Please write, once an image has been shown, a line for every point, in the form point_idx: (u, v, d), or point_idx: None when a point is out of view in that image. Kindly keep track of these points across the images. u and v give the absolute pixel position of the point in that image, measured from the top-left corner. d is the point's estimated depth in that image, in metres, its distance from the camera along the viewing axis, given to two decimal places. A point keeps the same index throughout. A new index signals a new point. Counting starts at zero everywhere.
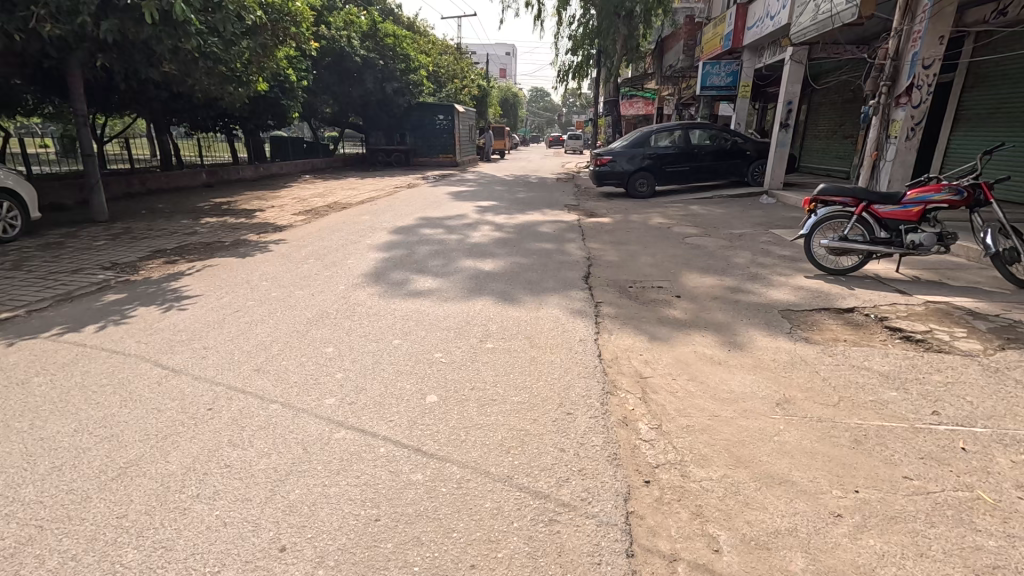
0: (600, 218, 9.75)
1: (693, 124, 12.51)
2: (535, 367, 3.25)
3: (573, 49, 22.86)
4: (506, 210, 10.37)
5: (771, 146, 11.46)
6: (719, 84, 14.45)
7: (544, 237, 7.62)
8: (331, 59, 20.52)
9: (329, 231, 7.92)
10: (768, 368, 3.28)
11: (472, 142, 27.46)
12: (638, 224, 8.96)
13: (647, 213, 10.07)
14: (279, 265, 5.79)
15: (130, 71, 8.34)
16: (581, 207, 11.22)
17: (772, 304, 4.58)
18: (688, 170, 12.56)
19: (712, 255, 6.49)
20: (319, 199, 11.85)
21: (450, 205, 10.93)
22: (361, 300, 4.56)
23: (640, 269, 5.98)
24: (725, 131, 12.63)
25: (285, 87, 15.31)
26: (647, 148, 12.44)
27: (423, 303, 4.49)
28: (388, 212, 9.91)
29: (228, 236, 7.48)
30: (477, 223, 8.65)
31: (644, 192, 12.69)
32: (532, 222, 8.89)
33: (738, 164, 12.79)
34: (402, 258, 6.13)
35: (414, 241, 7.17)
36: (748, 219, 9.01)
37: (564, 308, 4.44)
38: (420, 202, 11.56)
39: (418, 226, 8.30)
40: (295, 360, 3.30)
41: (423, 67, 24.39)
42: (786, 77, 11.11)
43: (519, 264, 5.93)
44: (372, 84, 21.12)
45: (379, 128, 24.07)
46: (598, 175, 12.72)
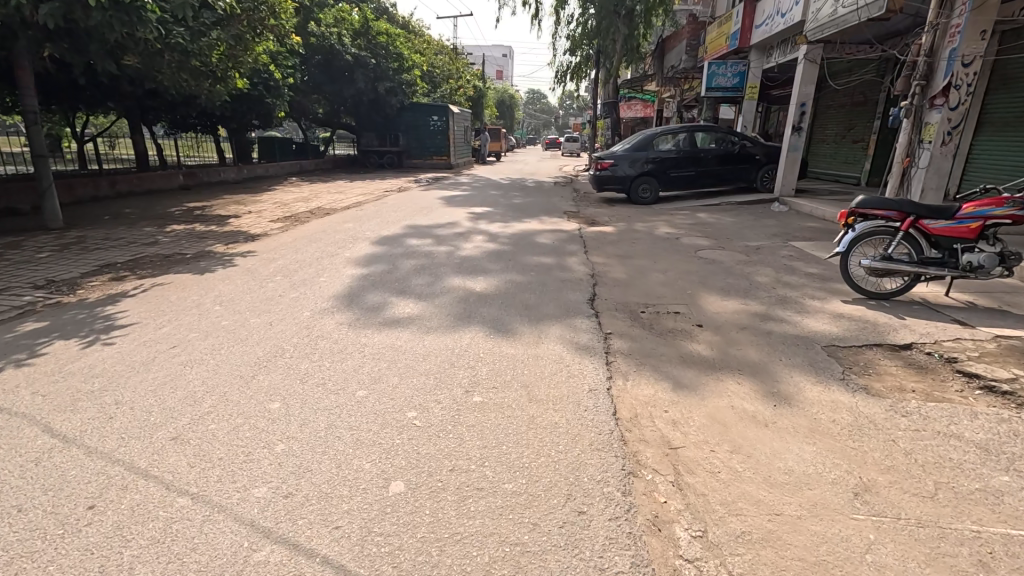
0: (601, 227, 9.08)
1: (698, 126, 11.88)
2: (534, 435, 2.55)
3: (572, 49, 22.24)
4: (501, 217, 9.69)
5: (783, 150, 10.82)
6: (724, 85, 13.81)
7: (543, 248, 6.92)
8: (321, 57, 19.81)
9: (305, 241, 7.20)
10: (830, 434, 2.59)
11: (467, 144, 26.79)
12: (643, 234, 8.30)
13: (652, 222, 9.41)
14: (241, 283, 5.07)
15: (88, 64, 7.60)
16: (580, 214, 10.54)
17: (812, 337, 3.91)
18: (693, 175, 11.92)
19: (730, 272, 5.82)
20: (302, 203, 11.13)
21: (441, 211, 10.25)
22: (327, 331, 3.85)
23: (651, 289, 5.29)
24: (733, 133, 11.97)
25: (270, 85, 14.57)
26: (650, 151, 11.79)
27: (399, 335, 3.78)
28: (374, 219, 9.21)
29: (193, 247, 6.76)
30: (469, 232, 7.96)
31: (647, 198, 12.03)
32: (529, 231, 8.21)
33: (746, 168, 12.10)
34: (383, 275, 5.44)
35: (399, 253, 6.46)
36: (761, 229, 8.36)
37: (567, 343, 3.73)
38: (410, 207, 10.85)
39: (405, 235, 7.59)
40: (228, 422, 2.59)
41: (417, 66, 23.71)
42: (800, 77, 10.46)
43: (514, 282, 5.23)
44: (364, 83, 20.39)
45: (371, 129, 23.34)
46: (599, 179, 12.05)
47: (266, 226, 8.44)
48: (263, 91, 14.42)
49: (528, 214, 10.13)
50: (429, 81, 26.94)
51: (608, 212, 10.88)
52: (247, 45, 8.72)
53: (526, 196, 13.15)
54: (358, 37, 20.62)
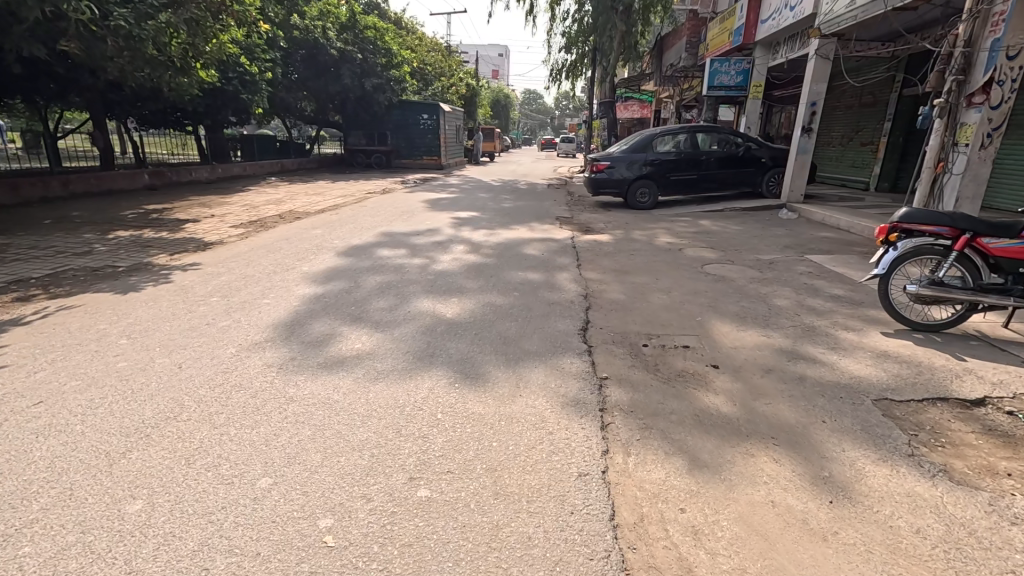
0: (595, 235, 8.33)
1: (699, 126, 11.16)
2: (497, 565, 1.76)
3: (567, 47, 21.55)
4: (487, 223, 8.92)
5: (791, 153, 10.09)
6: (728, 83, 13.06)
7: (531, 262, 6.13)
8: (305, 52, 18.99)
9: (263, 250, 6.42)
10: (918, 559, 1.82)
11: (459, 143, 26.00)
12: (642, 245, 7.54)
13: (651, 230, 8.65)
14: (169, 306, 4.29)
15: (21, 50, 6.79)
16: (574, 219, 9.76)
17: (854, 384, 3.16)
18: (694, 179, 11.18)
19: (743, 293, 5.06)
20: (273, 206, 10.31)
21: (423, 216, 9.47)
22: (248, 377, 3.05)
23: (653, 314, 4.53)
24: (737, 134, 11.22)
25: (246, 79, 13.75)
26: (649, 153, 11.05)
27: (340, 384, 2.99)
28: (347, 224, 8.41)
29: (131, 257, 5.94)
30: (448, 241, 7.18)
31: (645, 203, 11.31)
32: (517, 240, 7.43)
33: (751, 172, 11.33)
34: (341, 295, 4.66)
35: (365, 267, 5.68)
36: (771, 240, 7.62)
37: (552, 395, 2.95)
38: (390, 211, 10.06)
39: (377, 245, 6.79)
40: (54, 541, 1.79)
41: (407, 63, 22.93)
42: (810, 75, 9.73)
43: (494, 306, 4.44)
44: (350, 80, 19.57)
45: (359, 128, 22.52)
46: (594, 182, 11.31)
47: (226, 232, 7.64)
48: (238, 85, 13.62)
49: (517, 220, 9.35)
50: (421, 79, 26.14)
51: (604, 218, 10.13)
52: (207, 32, 7.93)
53: (517, 200, 12.35)
54: (344, 31, 19.82)
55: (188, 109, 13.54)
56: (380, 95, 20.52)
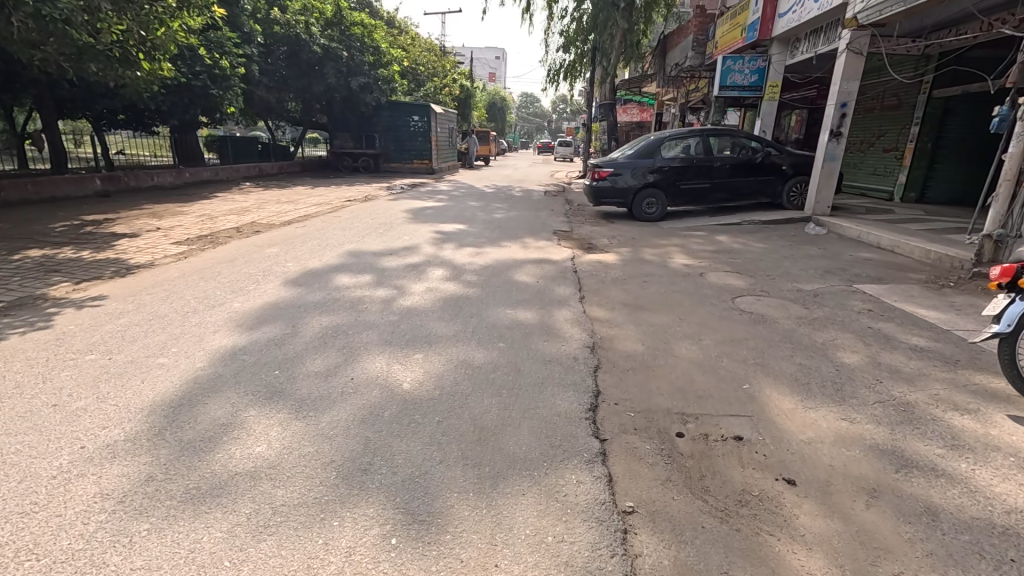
0: (597, 254, 7.22)
1: (712, 130, 10.14)
2: None
3: (564, 47, 20.54)
4: (474, 238, 7.80)
5: (817, 161, 9.03)
6: (740, 83, 11.83)
7: (524, 293, 5.00)
8: (286, 49, 17.85)
9: (197, 276, 5.29)
10: None
11: (452, 147, 24.89)
12: (654, 266, 6.42)
13: (661, 248, 7.53)
14: (23, 367, 3.14)
15: None
16: (573, 234, 8.63)
17: (1018, 528, 2.04)
18: (706, 188, 10.09)
19: (797, 343, 3.93)
20: (235, 217, 9.17)
21: (402, 229, 8.33)
22: (53, 528, 1.88)
23: (684, 377, 3.40)
24: (755, 138, 10.13)
25: (215, 75, 12.61)
26: (657, 159, 9.99)
27: (201, 546, 1.82)
28: (310, 240, 7.26)
29: (23, 287, 4.78)
30: (426, 264, 6.05)
31: (653, 214, 10.21)
32: (507, 261, 6.31)
33: (771, 181, 10.16)
34: (267, 348, 3.50)
35: (315, 302, 4.54)
36: (804, 262, 6.51)
37: (548, 565, 1.81)
38: (367, 223, 8.93)
39: (338, 269, 5.65)
40: None
41: (397, 62, 21.86)
42: (839, 73, 8.66)
43: (470, 368, 3.29)
44: (335, 79, 18.46)
45: (345, 130, 21.40)
46: (595, 191, 10.22)
47: (163, 251, 6.47)
48: (207, 81, 12.47)
49: (509, 234, 8.23)
50: (412, 80, 25.07)
51: (607, 231, 9.00)
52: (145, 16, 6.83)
53: (510, 209, 11.22)
54: (329, 27, 18.72)
55: (152, 108, 12.39)
56: (367, 95, 19.44)
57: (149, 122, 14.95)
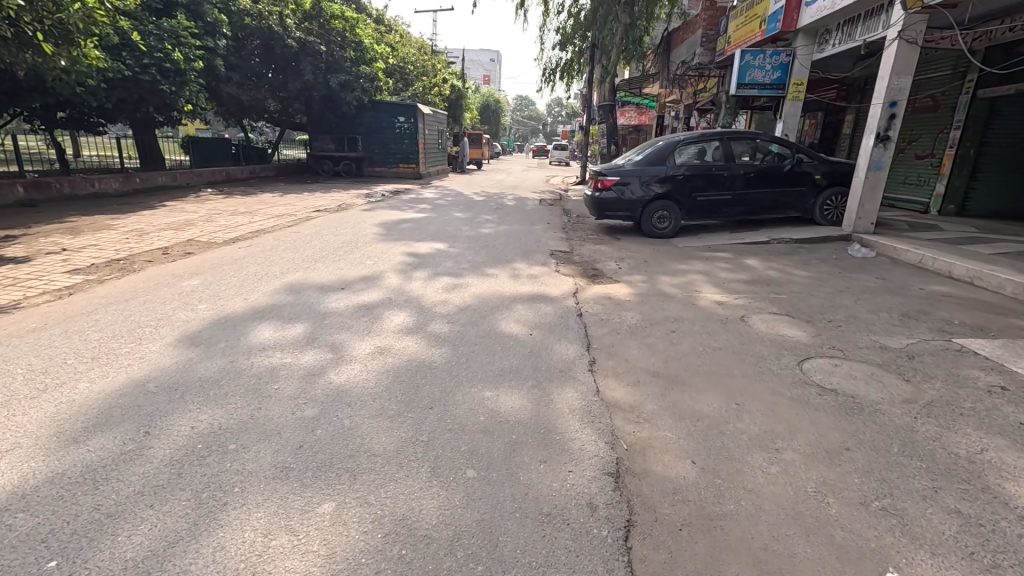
0: (603, 284, 5.81)
1: (733, 133, 8.79)
2: None
3: (561, 44, 19.23)
4: (452, 262, 6.38)
5: (860, 170, 7.73)
6: (761, 80, 10.45)
7: (513, 355, 3.62)
8: (259, 42, 16.45)
9: (62, 326, 3.84)
10: None
11: (441, 150, 23.49)
12: (680, 305, 5.04)
13: (682, 277, 6.16)
14: None
15: None
16: (573, 255, 7.23)
17: None
18: (728, 200, 8.75)
19: (931, 462, 2.52)
20: (171, 232, 7.72)
21: (368, 250, 6.91)
22: None
23: (776, 549, 1.99)
24: (784, 143, 8.74)
25: (167, 67, 11.16)
26: (670, 166, 8.65)
27: None
28: (247, 267, 5.82)
29: None
30: (386, 304, 4.63)
31: (666, 230, 8.89)
32: (493, 298, 4.92)
33: (802, 192, 8.77)
34: (66, 499, 2.05)
35: (207, 377, 3.12)
36: (867, 300, 5.15)
37: None
38: (328, 241, 7.50)
39: (265, 316, 4.23)
40: None
41: (382, 59, 20.47)
42: (886, 66, 7.34)
43: (408, 547, 1.87)
44: (312, 75, 17.12)
45: (325, 131, 19.96)
46: (599, 203, 8.89)
47: (45, 283, 5.00)
48: (156, 75, 11.01)
49: (496, 256, 6.82)
50: (399, 78, 23.84)
51: (613, 252, 7.62)
52: None
53: (499, 222, 9.82)
54: (306, 19, 17.34)
55: (94, 105, 10.93)
56: (348, 93, 18.03)
57: (95, 119, 12.50)
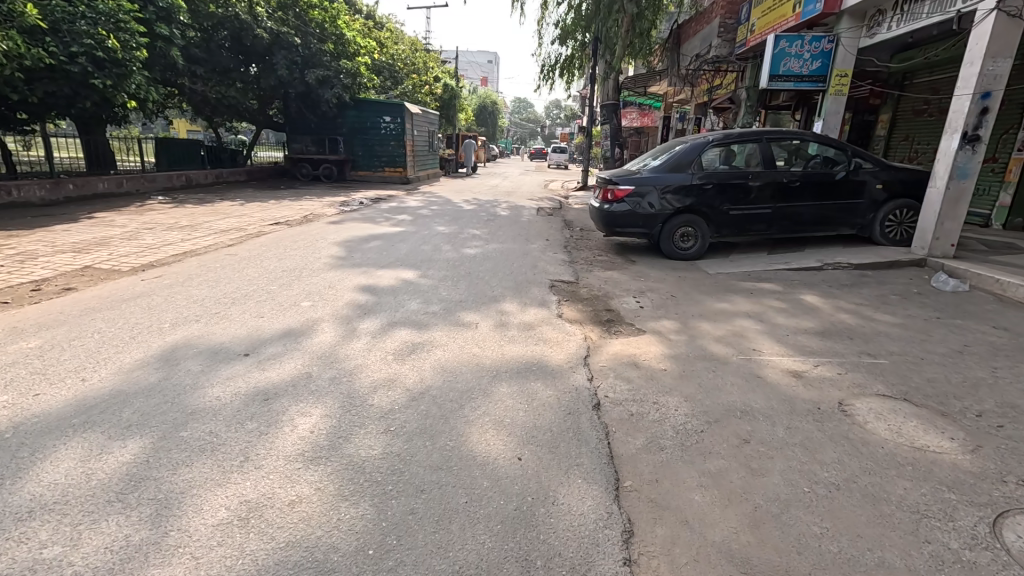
0: (624, 339, 4.21)
1: (771, 132, 7.23)
2: None
3: (561, 38, 17.71)
4: (419, 301, 4.79)
5: (939, 180, 6.16)
6: (798, 72, 8.92)
7: (486, 527, 1.99)
8: (227, 33, 14.92)
9: None
10: None
11: (432, 153, 21.87)
12: (740, 379, 3.45)
13: (729, 325, 4.57)
14: None
15: None
16: (579, 288, 5.63)
17: None
18: (767, 215, 7.16)
19: None
20: (69, 256, 6.10)
21: (312, 282, 5.31)
22: None
23: None
24: (833, 144, 7.17)
25: (101, 57, 9.61)
26: (695, 173, 7.09)
27: None
28: (132, 314, 4.19)
29: None
30: (298, 390, 3.01)
31: (690, 251, 7.31)
32: (466, 372, 3.31)
33: (857, 205, 7.19)
34: None
35: None
36: (1010, 371, 3.54)
37: None
38: (267, 267, 5.92)
39: (88, 421, 2.60)
40: None
41: (367, 54, 18.91)
42: (978, 48, 5.78)
43: None
44: (286, 70, 15.53)
45: (305, 132, 18.37)
46: (609, 217, 7.32)
47: None
48: (87, 65, 9.43)
49: (479, 291, 5.22)
50: (387, 76, 23.10)
51: (629, 282, 6.02)
52: None
53: (489, 239, 8.22)
54: (279, 8, 15.81)
55: (15, 100, 9.38)
56: (325, 90, 16.26)
57: (20, 119, 10.94)
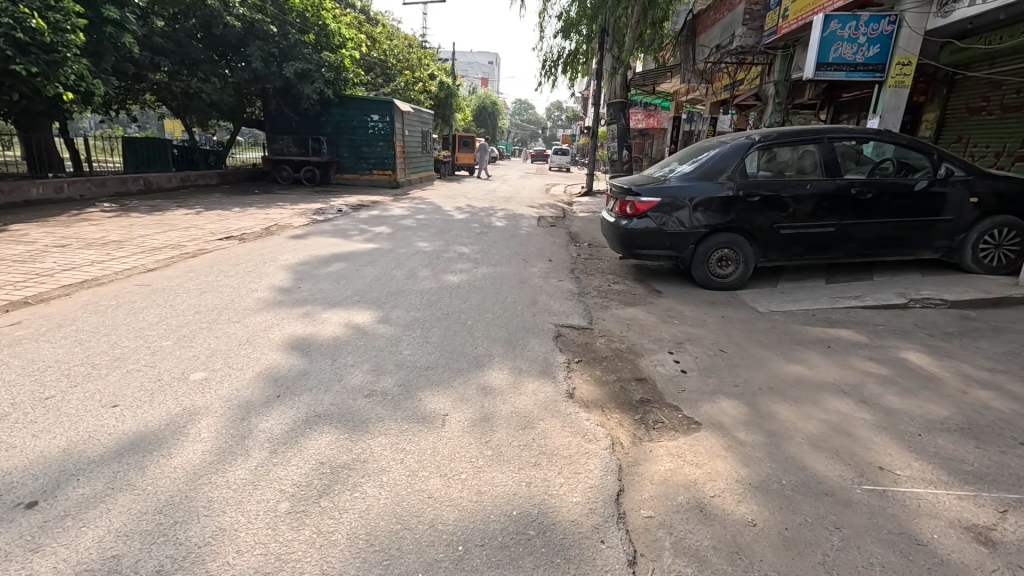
0: (671, 442, 2.73)
1: (832, 130, 5.75)
2: None
3: (565, 31, 16.23)
4: (366, 370, 3.30)
5: None
6: (850, 59, 7.44)
7: None
8: (196, 22, 13.49)
9: None
10: None
11: (425, 155, 20.39)
12: (895, 555, 1.97)
13: (819, 411, 3.10)
14: None
15: None
16: (594, 340, 4.15)
17: None
18: (828, 235, 5.69)
19: None
20: None
21: (226, 334, 3.83)
22: None
23: None
24: (912, 145, 5.70)
25: (24, 39, 8.15)
26: (737, 182, 5.62)
27: None
28: None
29: None
30: None
31: (731, 278, 5.82)
32: (409, 557, 1.83)
33: (941, 222, 5.72)
34: None
35: None
36: None
37: None
38: (177, 307, 4.41)
39: None
40: None
41: (354, 48, 17.45)
42: None
43: None
44: (261, 63, 14.09)
45: (286, 132, 16.88)
46: (628, 236, 5.84)
47: None
48: (6, 49, 7.96)
49: (457, 348, 3.73)
50: (379, 73, 21.64)
51: (659, 328, 4.54)
52: None
53: (478, 260, 6.72)
54: None
55: None
56: (306, 85, 14.78)
57: None
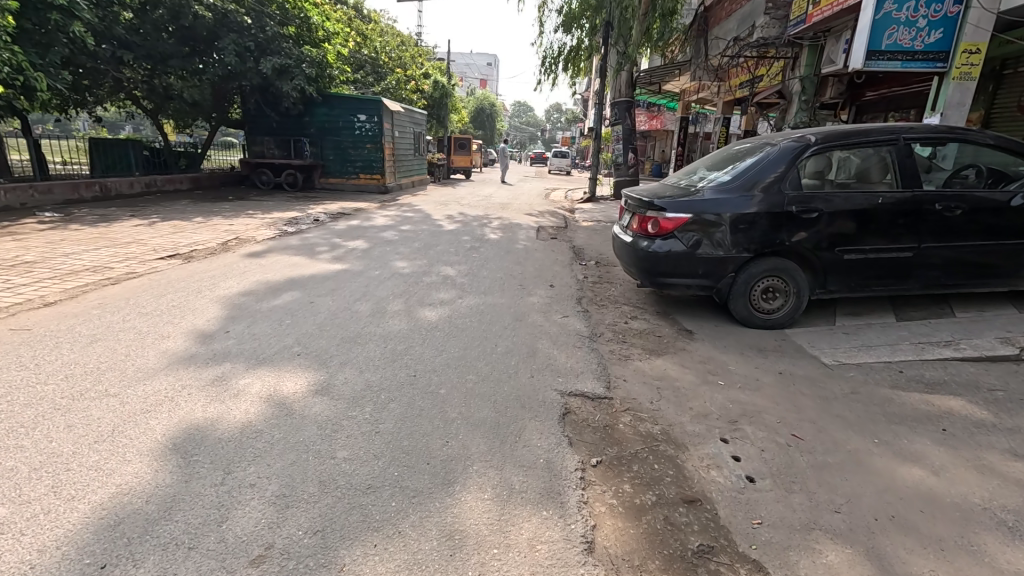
0: None
1: (905, 129, 4.61)
2: None
3: (567, 26, 15.05)
4: (269, 500, 2.12)
5: None
6: (907, 46, 6.29)
7: None
8: (163, 12, 12.31)
9: None
10: None
11: (418, 158, 19.21)
12: None
13: None
14: None
15: None
16: (616, 420, 2.97)
17: None
18: (902, 260, 4.53)
19: None
20: None
21: (85, 420, 2.64)
22: None
23: None
24: (1003, 148, 4.55)
25: None
26: (788, 196, 4.45)
27: None
28: None
29: None
30: None
31: (778, 314, 4.65)
32: None
33: None
34: None
35: None
36: None
37: None
38: (42, 367, 3.23)
39: None
40: None
41: (340, 43, 16.29)
42: None
43: None
44: (235, 58, 12.94)
45: (266, 133, 15.70)
46: (650, 263, 4.67)
47: None
48: None
49: (420, 443, 2.55)
50: (369, 71, 20.47)
51: (702, 394, 3.36)
52: None
53: (464, 286, 5.53)
54: None
55: None
56: (285, 81, 13.61)
57: None
